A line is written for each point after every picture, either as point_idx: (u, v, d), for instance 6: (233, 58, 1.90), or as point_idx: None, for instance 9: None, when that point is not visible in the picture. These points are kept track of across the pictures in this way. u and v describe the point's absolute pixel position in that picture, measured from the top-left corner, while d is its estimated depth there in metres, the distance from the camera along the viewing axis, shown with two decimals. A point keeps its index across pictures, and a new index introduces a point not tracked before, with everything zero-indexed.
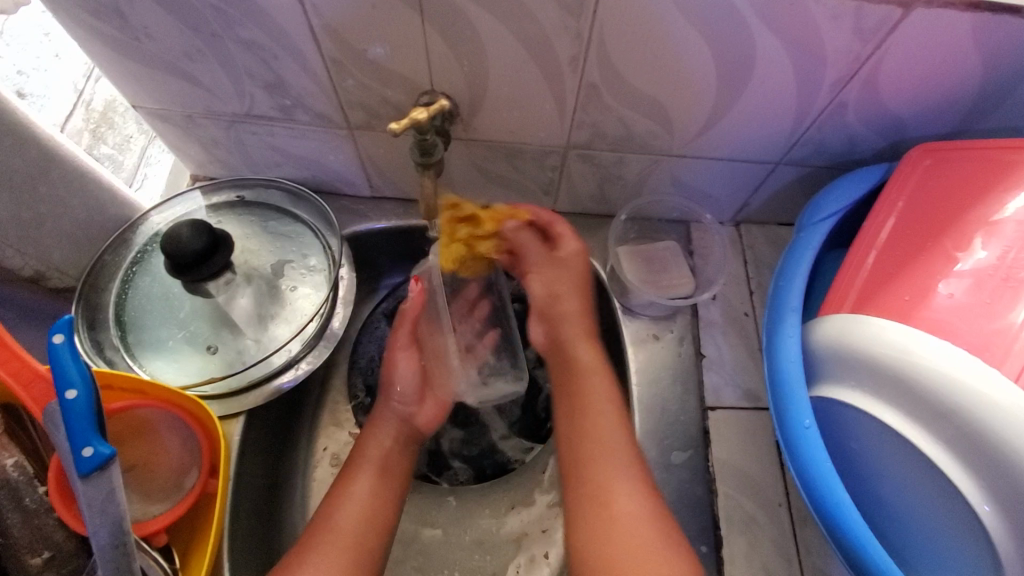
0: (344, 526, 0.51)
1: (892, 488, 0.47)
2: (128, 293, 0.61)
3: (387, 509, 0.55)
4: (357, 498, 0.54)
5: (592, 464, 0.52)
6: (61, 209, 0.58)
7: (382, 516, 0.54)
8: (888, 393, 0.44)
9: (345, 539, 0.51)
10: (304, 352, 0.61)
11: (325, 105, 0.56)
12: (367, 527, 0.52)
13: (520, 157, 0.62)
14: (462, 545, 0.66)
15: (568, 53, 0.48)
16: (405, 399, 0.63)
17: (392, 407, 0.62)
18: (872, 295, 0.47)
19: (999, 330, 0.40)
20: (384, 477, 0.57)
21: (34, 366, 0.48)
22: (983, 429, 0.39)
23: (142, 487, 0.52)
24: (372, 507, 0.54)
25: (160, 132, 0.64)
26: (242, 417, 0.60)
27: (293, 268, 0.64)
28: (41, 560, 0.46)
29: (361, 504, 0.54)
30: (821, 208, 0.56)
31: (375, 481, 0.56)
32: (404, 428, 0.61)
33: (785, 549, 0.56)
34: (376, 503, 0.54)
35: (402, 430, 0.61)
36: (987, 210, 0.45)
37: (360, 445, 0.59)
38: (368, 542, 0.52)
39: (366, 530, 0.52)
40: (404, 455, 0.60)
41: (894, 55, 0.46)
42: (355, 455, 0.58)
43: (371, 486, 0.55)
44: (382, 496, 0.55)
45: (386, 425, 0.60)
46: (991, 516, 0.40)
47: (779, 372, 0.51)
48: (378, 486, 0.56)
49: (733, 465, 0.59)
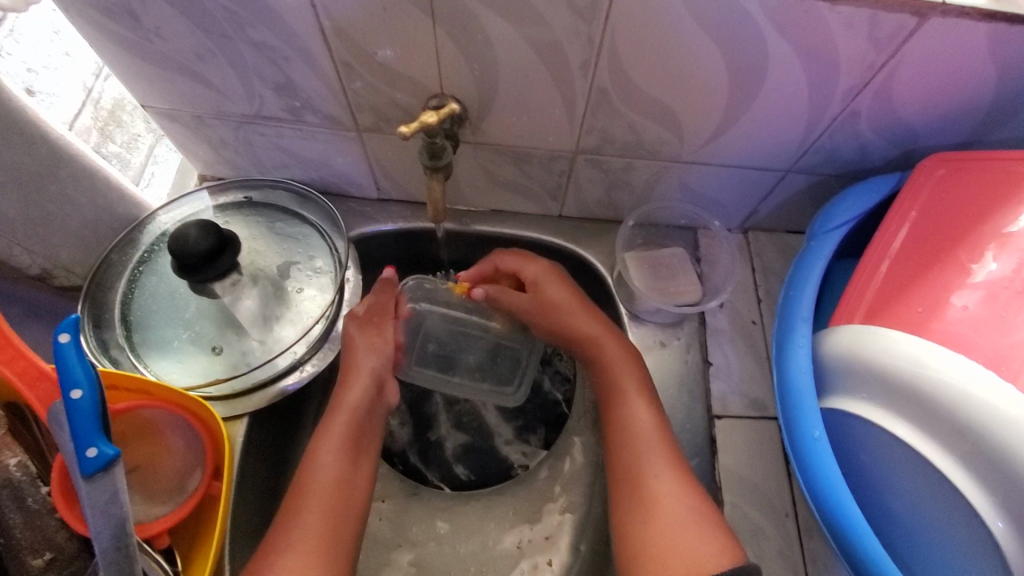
0: (323, 499, 0.51)
1: (902, 502, 0.46)
2: (134, 292, 0.61)
3: (360, 482, 0.54)
4: (330, 470, 0.53)
5: (632, 431, 0.54)
6: (69, 208, 0.58)
7: (357, 485, 0.54)
8: (900, 406, 0.43)
9: (322, 513, 0.50)
10: (309, 355, 0.61)
11: (334, 108, 0.56)
12: (342, 496, 0.52)
13: (528, 161, 0.61)
14: (457, 556, 0.64)
15: (579, 58, 0.48)
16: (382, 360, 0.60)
17: (364, 372, 0.59)
18: (885, 306, 0.46)
19: (1013, 344, 0.40)
20: (355, 447, 0.55)
21: (39, 365, 0.48)
22: (997, 444, 0.38)
23: (146, 489, 0.51)
24: (349, 481, 0.53)
25: (169, 132, 0.64)
26: (246, 419, 0.60)
27: (299, 270, 0.63)
28: (43, 561, 0.46)
29: (332, 478, 0.52)
30: (834, 216, 0.55)
31: (347, 451, 0.54)
32: (375, 395, 0.59)
33: (791, 560, 0.56)
34: (349, 476, 0.54)
35: (373, 396, 0.58)
36: (1001, 221, 0.44)
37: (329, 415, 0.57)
38: (347, 515, 0.52)
39: (344, 502, 0.52)
40: (372, 421, 0.58)
41: (908, 64, 0.46)
42: (322, 425, 0.56)
43: (342, 458, 0.54)
44: (354, 466, 0.55)
45: (355, 389, 0.57)
46: (1005, 533, 0.39)
47: (789, 382, 0.51)
48: (351, 458, 0.54)
49: (739, 474, 0.59)
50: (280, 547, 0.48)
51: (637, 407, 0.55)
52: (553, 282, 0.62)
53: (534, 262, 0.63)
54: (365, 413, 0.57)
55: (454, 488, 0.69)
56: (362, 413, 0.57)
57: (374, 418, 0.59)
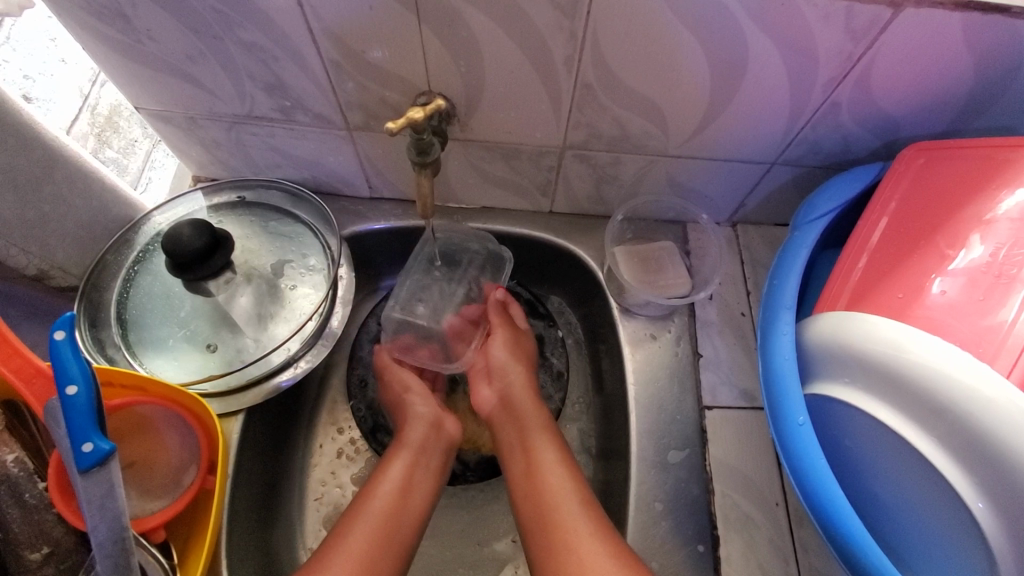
0: (376, 511, 0.53)
1: (886, 487, 0.47)
2: (130, 292, 0.62)
3: (416, 500, 0.56)
4: (391, 486, 0.56)
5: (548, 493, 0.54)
6: (64, 209, 0.59)
7: (411, 511, 0.55)
8: (882, 389, 0.43)
9: (377, 524, 0.53)
10: (303, 351, 0.62)
11: (324, 106, 0.57)
12: (398, 518, 0.54)
13: (517, 157, 0.62)
14: (443, 560, 0.66)
15: (563, 54, 0.48)
16: (430, 402, 0.64)
17: (416, 411, 0.63)
18: (866, 293, 0.47)
19: (990, 327, 0.40)
20: (414, 470, 0.58)
21: (36, 363, 0.48)
22: (974, 425, 0.38)
23: (141, 484, 0.52)
24: (404, 498, 0.56)
25: (162, 133, 0.65)
26: (241, 416, 0.61)
27: (292, 268, 0.64)
28: (40, 555, 0.47)
29: (392, 498, 0.55)
30: (816, 207, 0.56)
31: (407, 473, 0.58)
32: (435, 431, 0.62)
33: (782, 548, 0.56)
34: (404, 497, 0.56)
35: (431, 431, 0.62)
36: (980, 208, 0.45)
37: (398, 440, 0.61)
38: (401, 526, 0.54)
39: (399, 516, 0.54)
40: (438, 452, 0.61)
41: (885, 54, 0.47)
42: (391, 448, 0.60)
43: (402, 479, 0.57)
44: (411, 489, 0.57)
45: (416, 421, 0.62)
46: (985, 513, 0.39)
47: (773, 368, 0.51)
48: (408, 481, 0.57)
49: (730, 464, 0.59)
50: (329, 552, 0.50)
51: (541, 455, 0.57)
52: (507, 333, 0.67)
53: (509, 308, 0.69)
54: (424, 437, 0.61)
55: (449, 484, 0.68)
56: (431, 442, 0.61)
57: (435, 445, 0.61)
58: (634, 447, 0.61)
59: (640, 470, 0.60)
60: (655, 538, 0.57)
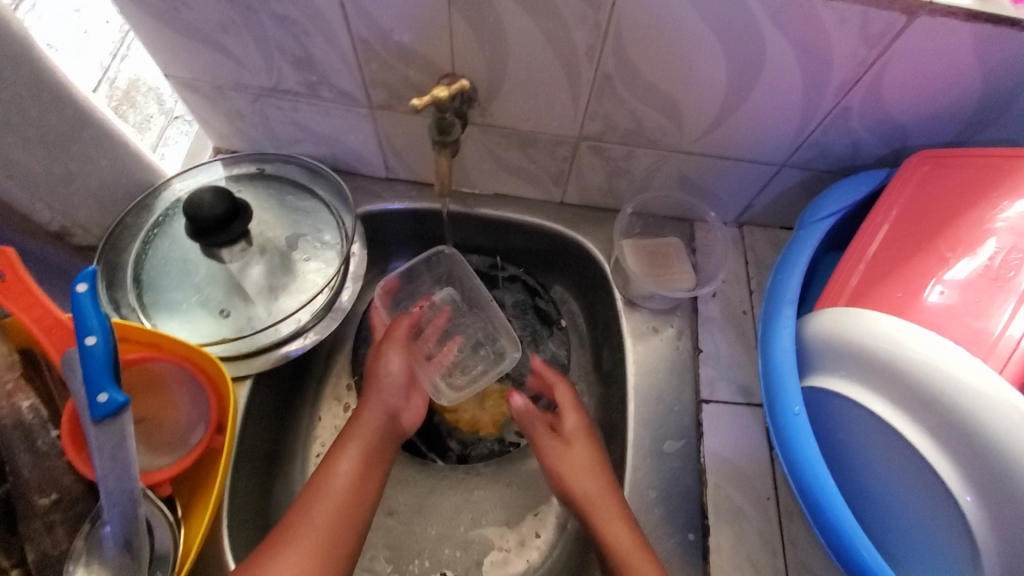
0: (331, 501, 0.52)
1: (875, 479, 0.48)
2: (148, 254, 0.63)
3: (371, 491, 0.55)
4: (347, 467, 0.55)
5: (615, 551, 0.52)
6: (89, 168, 0.60)
7: (366, 501, 0.54)
8: (877, 382, 0.44)
9: (332, 514, 0.51)
10: (313, 323, 0.63)
11: (350, 83, 0.58)
12: (350, 509, 0.52)
13: (533, 146, 0.64)
14: (430, 537, 0.67)
15: (585, 43, 0.50)
16: (396, 394, 0.61)
17: (382, 400, 0.60)
18: (867, 291, 0.48)
19: (982, 328, 0.42)
20: (370, 459, 0.56)
21: (55, 313, 0.50)
22: (966, 419, 0.39)
23: (150, 440, 0.53)
24: (355, 486, 0.54)
25: (188, 102, 0.66)
26: (249, 382, 0.62)
27: (306, 241, 0.66)
28: (48, 501, 0.47)
29: (344, 492, 0.53)
30: (823, 206, 0.57)
31: (363, 458, 0.56)
32: (389, 426, 0.60)
33: (770, 541, 0.58)
34: (359, 489, 0.54)
35: (388, 426, 0.59)
36: (982, 214, 0.46)
37: (349, 429, 0.58)
38: (349, 524, 0.52)
39: (354, 509, 0.52)
40: (388, 449, 0.59)
41: (898, 61, 0.48)
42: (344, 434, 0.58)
43: (357, 466, 0.55)
44: (365, 480, 0.55)
45: (370, 419, 0.59)
46: (972, 506, 0.40)
47: (771, 361, 0.52)
48: (363, 466, 0.55)
49: (724, 456, 0.61)
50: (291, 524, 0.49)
51: (613, 519, 0.54)
52: (579, 446, 0.60)
53: (576, 415, 0.62)
54: (375, 437, 0.58)
55: (448, 463, 0.71)
56: (377, 436, 0.58)
57: (387, 445, 0.59)
58: (632, 435, 0.63)
59: (636, 458, 0.62)
60: (647, 524, 0.58)
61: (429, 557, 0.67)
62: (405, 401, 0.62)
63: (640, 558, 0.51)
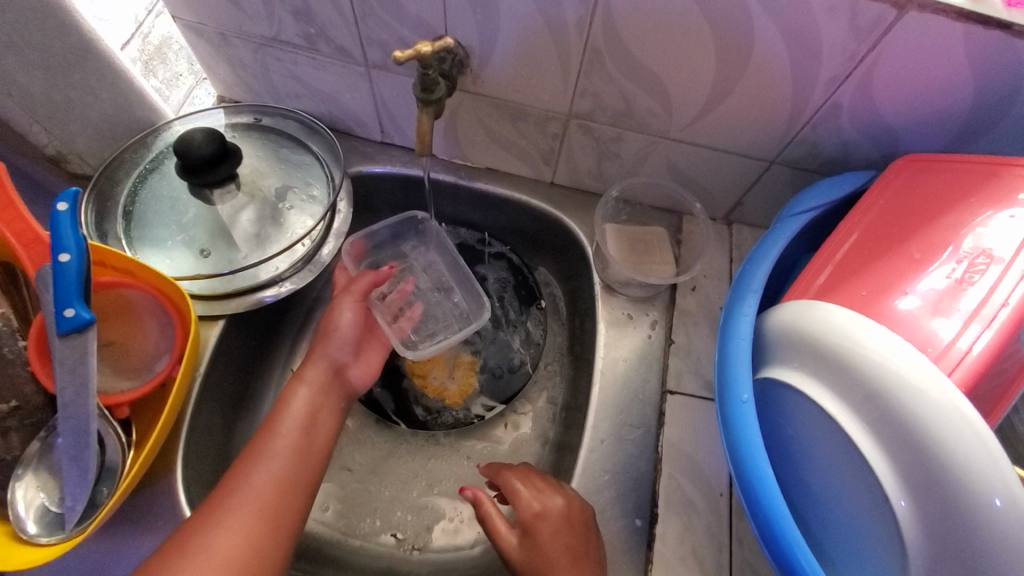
0: (280, 447, 0.51)
1: (820, 480, 0.46)
2: (140, 190, 0.65)
3: (321, 436, 0.54)
4: (291, 420, 0.53)
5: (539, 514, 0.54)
6: (90, 99, 0.62)
7: (317, 447, 0.53)
8: (825, 373, 0.43)
9: (281, 458, 0.50)
10: (291, 272, 0.65)
11: (347, 39, 0.59)
12: (300, 458, 0.51)
13: (524, 120, 0.64)
14: (384, 497, 0.68)
15: (575, 13, 0.50)
16: (343, 348, 0.61)
17: (327, 354, 0.60)
18: (834, 288, 0.47)
19: (935, 330, 0.41)
20: (318, 407, 0.56)
21: (37, 230, 0.51)
22: (907, 417, 0.39)
23: (115, 364, 0.55)
24: (305, 429, 0.54)
25: (194, 46, 0.68)
26: (221, 323, 0.63)
27: (295, 194, 0.67)
28: (7, 407, 0.50)
29: (292, 438, 0.52)
30: (802, 201, 0.56)
31: (309, 409, 0.55)
32: (336, 379, 0.59)
33: (717, 537, 0.57)
34: (307, 439, 0.53)
35: (334, 380, 0.59)
36: (959, 219, 0.45)
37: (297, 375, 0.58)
38: (302, 466, 0.51)
39: (307, 448, 0.52)
40: (335, 403, 0.58)
41: (889, 58, 0.47)
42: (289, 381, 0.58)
43: (308, 405, 0.55)
44: (314, 425, 0.54)
45: (316, 368, 0.58)
46: (906, 510, 0.40)
47: (729, 347, 0.51)
48: (309, 418, 0.54)
49: (681, 448, 0.60)
50: (234, 485, 0.47)
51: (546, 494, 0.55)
52: (545, 521, 0.53)
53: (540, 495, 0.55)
54: (319, 391, 0.57)
55: (410, 427, 0.70)
56: (319, 389, 0.57)
57: (333, 396, 0.58)
58: (591, 416, 0.62)
59: (593, 439, 0.62)
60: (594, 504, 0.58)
61: (381, 517, 0.67)
62: (354, 357, 0.63)
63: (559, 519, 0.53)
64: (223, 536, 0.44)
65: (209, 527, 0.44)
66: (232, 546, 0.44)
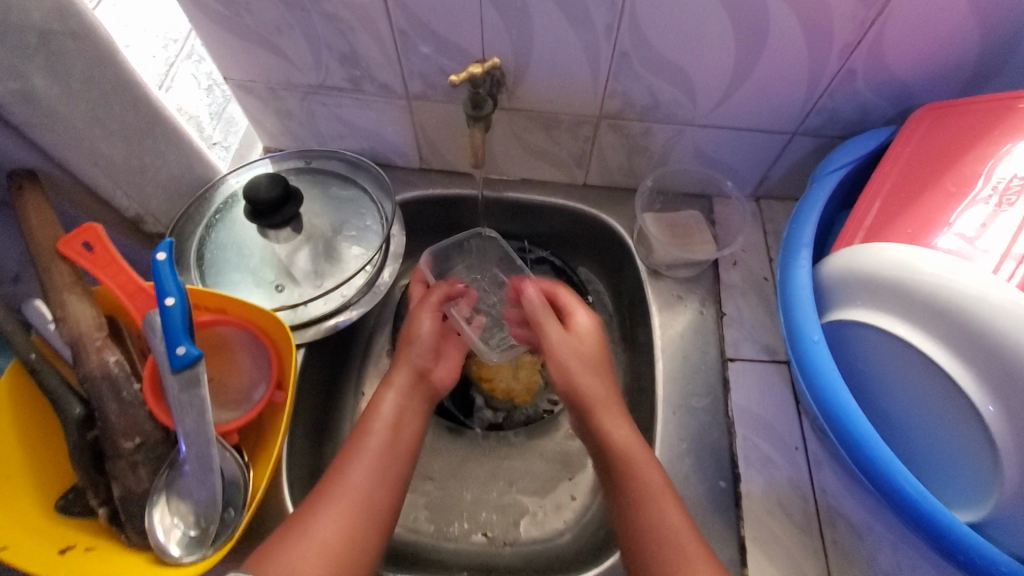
0: (370, 449, 0.57)
1: (903, 404, 0.51)
2: (208, 240, 0.70)
3: (407, 439, 0.60)
4: (381, 424, 0.59)
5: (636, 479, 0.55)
6: (159, 161, 0.67)
7: (403, 449, 0.59)
8: (890, 304, 0.48)
9: (372, 460, 0.56)
10: (356, 298, 0.69)
11: (390, 76, 0.65)
12: (389, 459, 0.57)
13: (556, 127, 0.69)
14: (468, 501, 0.71)
15: (603, 22, 0.55)
16: (424, 354, 0.66)
17: (410, 361, 0.65)
18: (881, 231, 0.51)
19: (982, 248, 0.44)
20: (403, 412, 0.61)
21: (138, 281, 0.55)
22: (976, 329, 0.43)
23: (218, 397, 0.58)
24: (394, 434, 0.59)
25: (243, 103, 0.73)
26: (302, 351, 0.67)
27: (349, 227, 0.71)
28: (132, 445, 0.52)
29: (382, 441, 0.58)
30: (835, 159, 0.61)
31: (395, 415, 0.61)
32: (422, 384, 0.65)
33: (800, 488, 0.60)
34: (396, 442, 0.59)
35: (417, 385, 0.64)
36: (985, 152, 0.49)
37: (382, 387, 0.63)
38: (390, 465, 0.57)
39: (394, 449, 0.58)
40: (420, 407, 0.63)
41: (894, 20, 0.52)
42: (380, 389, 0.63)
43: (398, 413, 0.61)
44: (398, 430, 0.60)
45: (402, 376, 0.64)
46: (996, 415, 0.43)
47: (791, 295, 0.56)
48: (395, 424, 0.60)
49: (750, 410, 0.63)
50: (332, 483, 0.54)
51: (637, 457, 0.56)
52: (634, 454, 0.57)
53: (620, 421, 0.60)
54: (406, 396, 0.63)
55: (483, 431, 0.74)
56: (406, 396, 0.63)
57: (420, 398, 0.64)
58: (660, 392, 0.65)
59: (666, 412, 0.64)
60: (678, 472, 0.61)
61: (468, 519, 0.70)
62: (435, 360, 0.68)
63: (653, 472, 0.55)
64: (326, 525, 0.50)
65: (313, 516, 0.51)
66: (328, 535, 0.50)
